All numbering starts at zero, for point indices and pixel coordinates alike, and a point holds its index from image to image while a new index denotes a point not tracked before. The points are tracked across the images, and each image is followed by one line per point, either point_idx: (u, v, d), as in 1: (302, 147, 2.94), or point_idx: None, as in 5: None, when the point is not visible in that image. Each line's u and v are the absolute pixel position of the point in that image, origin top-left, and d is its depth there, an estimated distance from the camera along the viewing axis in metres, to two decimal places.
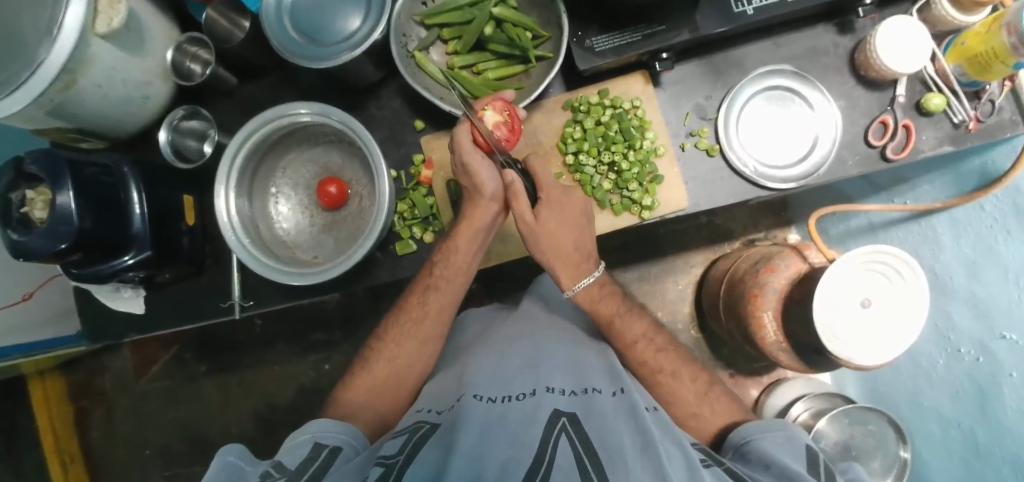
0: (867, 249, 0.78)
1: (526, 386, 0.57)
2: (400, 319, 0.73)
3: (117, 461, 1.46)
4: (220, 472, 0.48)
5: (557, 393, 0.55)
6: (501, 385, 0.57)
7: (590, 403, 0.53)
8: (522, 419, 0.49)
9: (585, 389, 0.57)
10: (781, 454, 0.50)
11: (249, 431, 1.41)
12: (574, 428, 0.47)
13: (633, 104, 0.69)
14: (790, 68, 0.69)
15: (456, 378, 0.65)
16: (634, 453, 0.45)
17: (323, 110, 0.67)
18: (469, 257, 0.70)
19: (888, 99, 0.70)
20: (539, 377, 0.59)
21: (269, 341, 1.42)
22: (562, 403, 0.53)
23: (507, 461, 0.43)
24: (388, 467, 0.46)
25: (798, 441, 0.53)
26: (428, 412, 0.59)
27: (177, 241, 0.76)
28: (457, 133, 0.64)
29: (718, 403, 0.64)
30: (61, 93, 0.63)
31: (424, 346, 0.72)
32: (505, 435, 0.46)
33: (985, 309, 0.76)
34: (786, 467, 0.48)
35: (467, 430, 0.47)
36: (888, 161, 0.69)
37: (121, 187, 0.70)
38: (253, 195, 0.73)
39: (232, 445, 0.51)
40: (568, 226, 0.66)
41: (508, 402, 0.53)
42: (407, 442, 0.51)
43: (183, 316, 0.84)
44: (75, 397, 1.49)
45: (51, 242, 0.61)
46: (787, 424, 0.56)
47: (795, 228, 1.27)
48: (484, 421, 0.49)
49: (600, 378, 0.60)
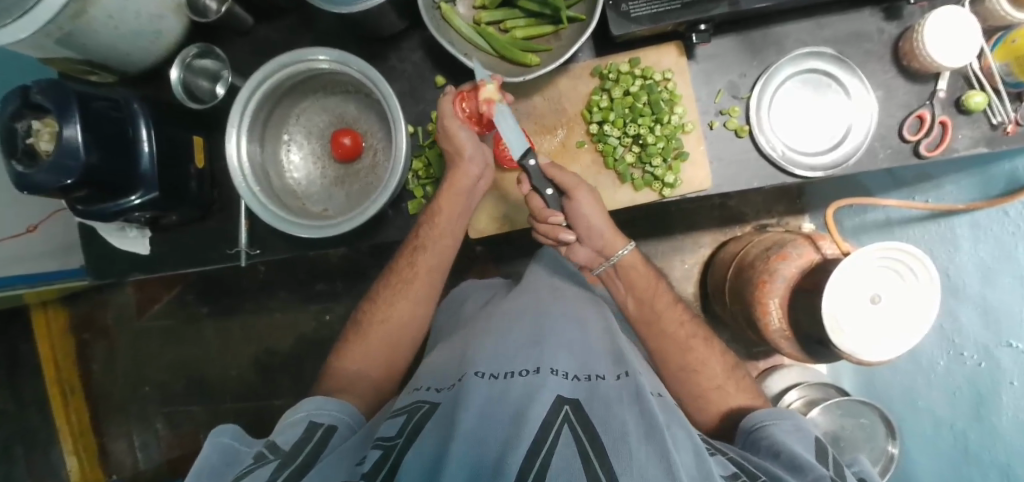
0: (882, 244, 0.76)
1: (529, 364, 0.56)
2: (398, 274, 0.72)
3: (117, 396, 1.49)
4: (215, 454, 0.50)
5: (561, 375, 0.54)
6: (503, 364, 0.57)
7: (594, 388, 0.53)
8: (524, 398, 0.49)
9: (589, 374, 0.56)
10: (792, 443, 0.51)
11: (247, 375, 1.44)
12: (577, 416, 0.46)
13: (664, 76, 0.67)
14: (831, 51, 0.66)
15: (457, 356, 0.64)
16: (637, 439, 0.44)
17: (343, 59, 0.64)
18: (456, 217, 0.69)
19: (927, 93, 0.67)
20: (543, 355, 0.58)
21: (271, 289, 1.42)
22: (565, 387, 0.51)
23: (506, 446, 0.42)
24: (386, 451, 0.46)
25: (807, 432, 0.55)
26: (427, 390, 0.58)
27: (185, 184, 0.75)
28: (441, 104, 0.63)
29: (718, 369, 0.66)
30: (71, 22, 0.61)
31: (424, 301, 0.73)
32: (506, 417, 0.46)
33: (996, 318, 0.75)
34: (797, 456, 0.49)
35: (468, 410, 0.47)
36: (920, 158, 0.67)
37: (128, 123, 0.68)
38: (265, 141, 0.71)
39: (225, 427, 0.53)
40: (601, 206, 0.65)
41: (512, 379, 0.53)
42: (407, 423, 0.51)
43: (188, 258, 0.83)
44: (76, 329, 1.50)
45: (57, 177, 0.60)
46: (795, 415, 0.57)
47: (808, 217, 1.25)
48: (485, 403, 0.48)
49: (604, 360, 0.60)
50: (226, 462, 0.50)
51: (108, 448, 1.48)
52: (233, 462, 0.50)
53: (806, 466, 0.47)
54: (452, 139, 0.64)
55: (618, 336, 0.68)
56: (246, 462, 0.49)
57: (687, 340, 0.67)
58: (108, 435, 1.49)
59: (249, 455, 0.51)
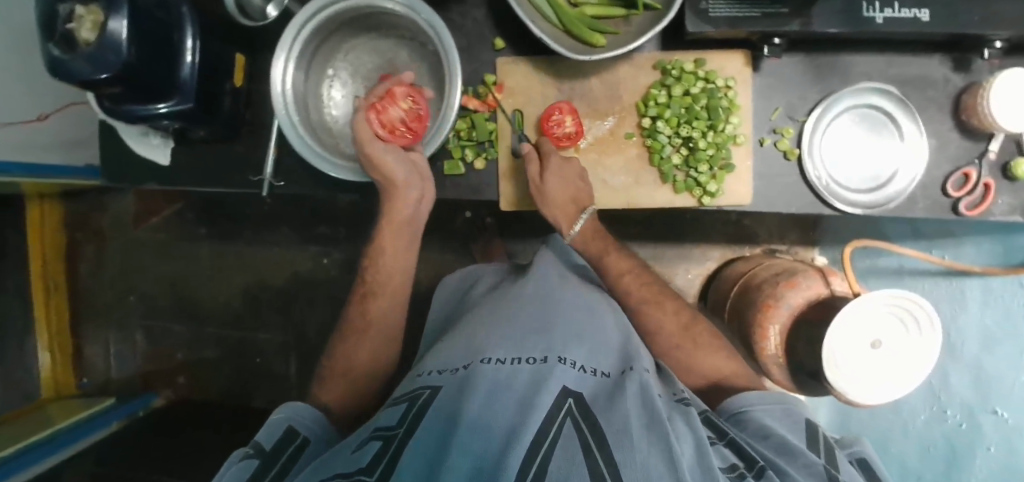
0: (883, 294, 0.77)
1: (537, 352, 0.56)
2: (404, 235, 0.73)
3: (102, 301, 1.48)
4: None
5: (568, 365, 0.54)
6: (514, 348, 0.57)
7: (599, 386, 0.53)
8: (530, 386, 0.49)
9: (595, 368, 0.56)
10: (786, 431, 0.52)
11: (236, 304, 1.44)
12: (580, 410, 0.47)
13: (726, 83, 0.66)
14: (896, 91, 0.65)
15: (462, 341, 0.63)
16: (640, 430, 0.44)
17: (411, 4, 0.62)
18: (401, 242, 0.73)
19: (977, 151, 0.67)
20: (552, 344, 0.58)
21: (274, 223, 1.41)
22: (571, 379, 0.52)
23: (511, 431, 0.42)
24: (386, 441, 0.46)
25: (795, 415, 0.56)
26: (430, 374, 0.58)
27: (218, 100, 0.73)
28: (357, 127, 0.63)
29: (674, 328, 0.73)
30: None
31: (409, 256, 0.75)
32: (512, 403, 0.46)
33: (987, 386, 0.84)
34: (790, 442, 0.49)
35: (474, 397, 0.47)
36: (958, 215, 0.67)
37: (175, 28, 0.65)
38: (309, 71, 0.69)
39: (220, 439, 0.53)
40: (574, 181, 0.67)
41: (518, 366, 0.53)
42: (408, 413, 0.50)
43: (208, 177, 0.81)
44: (70, 228, 1.48)
45: (94, 68, 0.58)
46: (787, 401, 0.58)
47: (819, 250, 1.26)
48: (492, 389, 0.48)
49: (610, 359, 0.60)
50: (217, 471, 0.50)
51: (84, 353, 1.49)
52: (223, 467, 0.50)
53: (798, 452, 0.48)
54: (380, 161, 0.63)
55: (630, 333, 0.68)
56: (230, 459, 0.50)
57: (638, 303, 0.76)
58: (87, 340, 1.49)
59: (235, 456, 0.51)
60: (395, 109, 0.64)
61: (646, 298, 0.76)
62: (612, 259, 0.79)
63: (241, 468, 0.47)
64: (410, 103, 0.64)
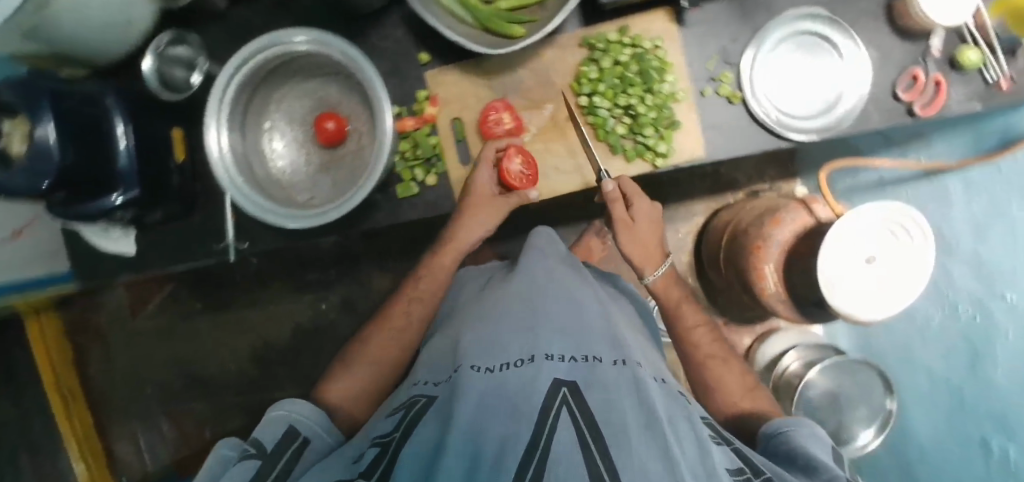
0: (872, 206, 0.77)
1: (523, 353, 0.55)
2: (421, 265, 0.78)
3: (117, 396, 1.49)
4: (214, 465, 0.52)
5: (556, 360, 0.54)
6: (499, 353, 0.56)
7: (592, 373, 0.52)
8: (521, 386, 0.49)
9: (586, 355, 0.56)
10: (808, 444, 0.51)
11: (246, 369, 1.43)
12: (575, 399, 0.47)
13: (654, 44, 0.66)
14: (824, 12, 0.64)
15: (451, 343, 0.65)
16: (637, 430, 0.44)
17: (322, 39, 0.62)
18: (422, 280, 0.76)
19: (920, 51, 0.66)
20: (537, 342, 0.57)
21: (264, 280, 1.41)
22: (562, 372, 0.51)
23: (505, 437, 0.42)
24: (384, 446, 0.47)
25: (823, 438, 0.53)
26: (425, 385, 0.58)
27: (165, 178, 0.73)
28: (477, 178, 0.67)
29: (735, 390, 0.66)
30: (34, 16, 0.57)
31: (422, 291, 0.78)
32: (505, 405, 0.46)
33: (991, 272, 0.80)
34: (812, 457, 0.49)
35: (465, 400, 0.47)
36: (914, 118, 0.66)
37: (103, 120, 0.65)
38: (246, 130, 0.69)
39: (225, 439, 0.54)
40: (656, 236, 0.70)
41: (507, 370, 0.52)
42: (405, 417, 0.51)
43: (175, 255, 0.81)
44: (70, 333, 1.48)
45: (33, 180, 0.58)
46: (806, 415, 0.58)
47: (801, 181, 1.25)
48: (483, 393, 0.48)
49: (601, 345, 0.59)
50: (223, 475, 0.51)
51: (114, 451, 1.48)
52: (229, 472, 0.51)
53: (819, 468, 0.48)
54: (478, 180, 0.67)
55: (612, 319, 0.69)
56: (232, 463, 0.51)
57: (705, 359, 0.69)
58: (111, 437, 1.48)
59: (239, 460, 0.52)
60: (515, 162, 0.68)
61: (713, 355, 0.70)
62: (688, 310, 0.73)
63: (241, 469, 0.48)
64: (520, 158, 0.68)
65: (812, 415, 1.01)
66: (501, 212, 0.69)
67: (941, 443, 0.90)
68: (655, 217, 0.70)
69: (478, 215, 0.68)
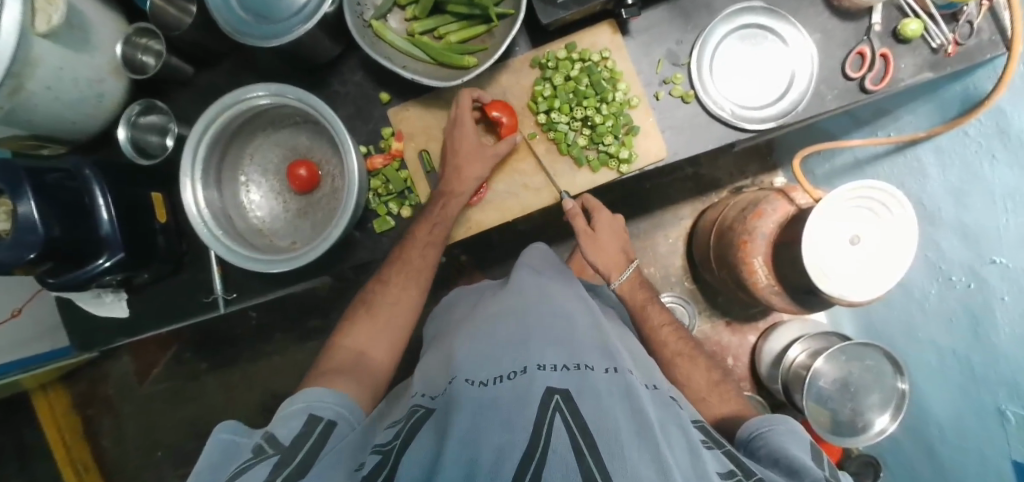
0: (851, 185, 0.77)
1: (517, 365, 0.55)
2: (395, 257, 0.72)
3: (131, 466, 1.47)
4: (215, 451, 0.50)
5: (548, 369, 0.53)
6: (492, 367, 0.56)
7: (584, 380, 0.52)
8: (517, 398, 0.48)
9: (577, 364, 0.56)
10: (793, 450, 0.52)
11: (256, 425, 1.42)
12: (568, 406, 0.46)
13: (601, 56, 0.68)
14: (760, 4, 0.67)
15: (443, 359, 0.65)
16: (630, 435, 0.44)
17: (282, 91, 0.64)
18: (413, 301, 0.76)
19: (863, 29, 0.68)
20: (528, 355, 0.57)
21: (266, 333, 1.42)
22: (555, 380, 0.51)
23: (501, 447, 0.42)
24: (384, 455, 0.46)
25: (799, 434, 0.56)
26: (422, 396, 0.58)
27: (150, 240, 0.74)
28: (474, 167, 0.69)
29: (702, 383, 0.71)
30: (8, 100, 0.60)
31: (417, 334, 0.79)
32: (499, 416, 0.46)
33: (975, 238, 0.74)
34: (796, 462, 0.50)
35: (461, 413, 0.47)
36: (867, 93, 0.68)
37: (84, 191, 0.67)
38: (222, 186, 0.71)
39: (226, 423, 0.53)
40: (616, 245, 0.81)
41: (500, 384, 0.52)
42: (402, 428, 0.51)
43: (170, 315, 0.82)
44: (80, 407, 1.49)
45: (19, 252, 0.59)
46: (788, 418, 0.58)
47: (781, 172, 1.26)
48: (478, 404, 0.48)
49: (591, 354, 0.59)
50: (226, 458, 0.49)
51: None
52: (234, 456, 0.49)
53: (804, 472, 0.48)
54: (461, 129, 0.70)
55: (607, 334, 0.67)
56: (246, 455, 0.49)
57: (673, 356, 0.75)
58: None
59: (249, 449, 0.50)
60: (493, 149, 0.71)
61: (679, 353, 0.75)
62: (654, 311, 0.80)
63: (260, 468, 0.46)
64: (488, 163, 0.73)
65: (824, 404, 1.00)
66: (489, 162, 0.70)
67: (958, 414, 0.87)
68: (617, 229, 0.83)
69: (465, 165, 0.69)
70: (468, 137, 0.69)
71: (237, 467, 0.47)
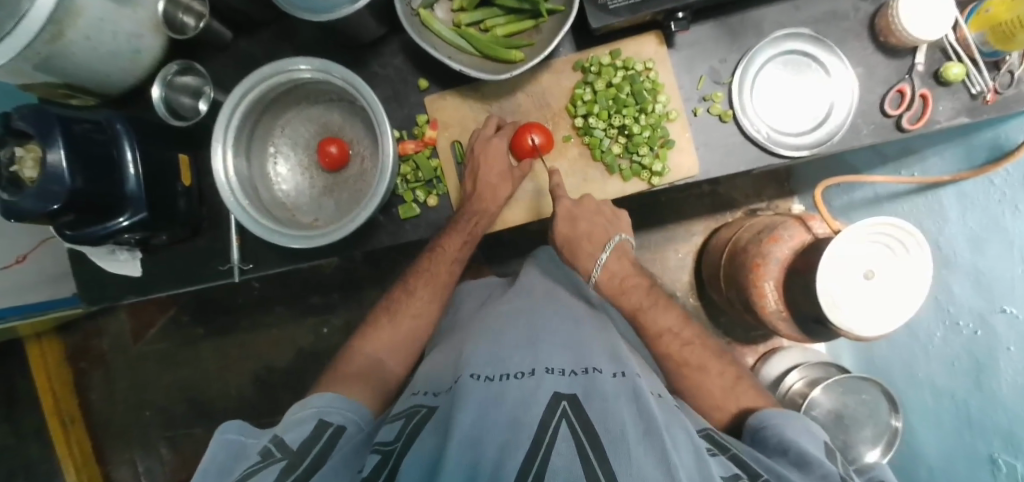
0: (874, 221, 0.74)
1: (524, 366, 0.55)
2: (423, 261, 0.77)
3: (118, 423, 1.47)
4: (220, 450, 0.52)
5: (557, 373, 0.53)
6: (499, 365, 0.56)
7: (591, 384, 0.51)
8: (520, 400, 0.48)
9: (585, 368, 0.55)
10: (799, 439, 0.51)
11: (249, 394, 1.42)
12: (575, 411, 0.46)
13: (645, 66, 0.69)
14: (808, 32, 0.67)
15: (453, 356, 0.65)
16: (636, 438, 0.43)
17: (325, 67, 0.64)
18: (433, 295, 0.77)
19: (906, 67, 0.68)
20: (538, 357, 0.57)
21: (267, 305, 1.42)
22: (562, 384, 0.51)
23: (503, 449, 0.41)
24: (385, 456, 0.46)
25: (813, 432, 0.53)
26: (424, 395, 0.57)
27: (173, 202, 0.74)
28: (501, 185, 0.72)
29: None
30: (48, 46, 0.60)
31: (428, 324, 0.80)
32: (504, 417, 0.45)
33: (988, 284, 0.74)
34: (806, 452, 0.49)
35: (465, 410, 0.46)
36: (903, 131, 0.68)
37: (112, 144, 0.67)
38: (251, 155, 0.71)
39: (231, 423, 0.55)
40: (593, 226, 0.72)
41: (506, 382, 0.51)
42: (405, 428, 0.50)
43: (182, 278, 0.82)
44: (73, 359, 1.48)
45: (43, 203, 0.59)
46: (802, 416, 0.56)
47: (798, 199, 1.27)
48: (482, 404, 0.47)
49: (601, 357, 0.58)
50: (233, 457, 0.51)
51: (113, 477, 1.46)
52: (239, 457, 0.51)
53: (814, 462, 0.48)
54: (491, 147, 0.71)
55: (613, 337, 0.67)
56: (253, 456, 0.50)
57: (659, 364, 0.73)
58: (112, 464, 1.46)
59: (255, 449, 0.51)
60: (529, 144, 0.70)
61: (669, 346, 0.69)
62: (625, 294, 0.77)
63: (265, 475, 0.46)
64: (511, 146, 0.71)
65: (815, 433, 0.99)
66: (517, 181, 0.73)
67: (948, 458, 0.88)
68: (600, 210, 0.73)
69: (495, 182, 0.72)
70: (498, 155, 0.71)
71: (244, 471, 0.48)
